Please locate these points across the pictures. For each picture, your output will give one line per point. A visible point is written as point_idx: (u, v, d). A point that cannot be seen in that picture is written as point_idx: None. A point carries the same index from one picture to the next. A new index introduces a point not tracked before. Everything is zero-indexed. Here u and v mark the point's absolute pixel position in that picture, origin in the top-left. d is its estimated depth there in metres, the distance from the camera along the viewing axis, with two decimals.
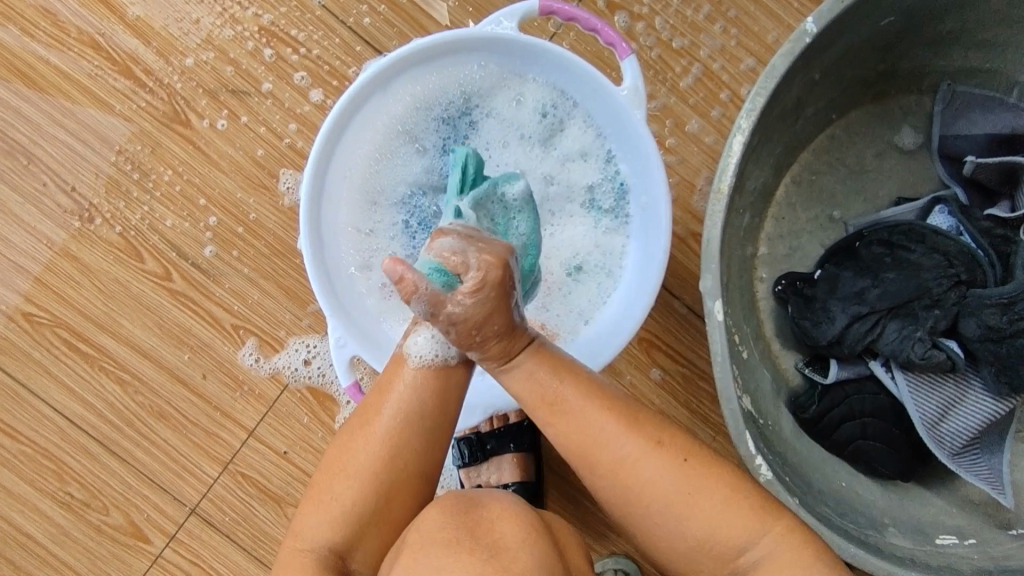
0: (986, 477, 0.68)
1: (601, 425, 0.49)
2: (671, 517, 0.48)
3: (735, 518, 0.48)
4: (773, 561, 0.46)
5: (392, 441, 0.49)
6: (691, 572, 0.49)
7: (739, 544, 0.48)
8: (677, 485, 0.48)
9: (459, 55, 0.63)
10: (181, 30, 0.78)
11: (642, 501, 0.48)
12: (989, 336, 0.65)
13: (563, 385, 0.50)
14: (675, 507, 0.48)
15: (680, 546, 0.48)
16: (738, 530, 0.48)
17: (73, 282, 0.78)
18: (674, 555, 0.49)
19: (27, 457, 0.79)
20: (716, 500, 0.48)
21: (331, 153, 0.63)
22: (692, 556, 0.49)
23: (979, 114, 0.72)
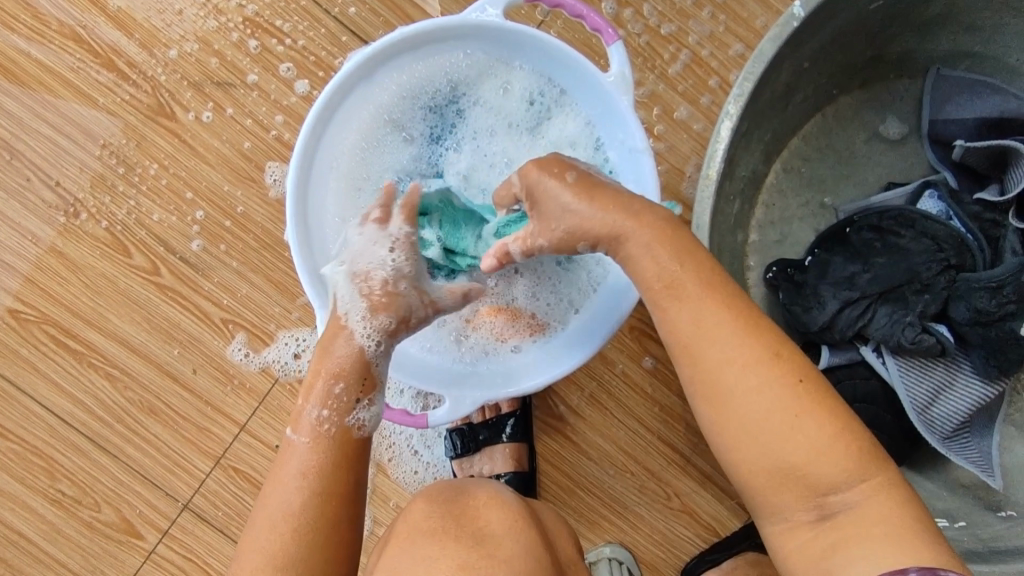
0: (976, 460, 0.68)
1: (729, 363, 0.44)
2: (787, 464, 0.43)
3: (846, 481, 0.43)
4: (874, 521, 0.43)
5: (299, 494, 0.48)
6: (790, 529, 0.45)
7: (847, 503, 0.43)
8: (800, 433, 0.43)
9: (445, 43, 0.63)
10: (164, 22, 0.77)
11: (754, 445, 0.44)
12: (978, 320, 0.65)
13: (708, 320, 0.45)
14: (791, 456, 0.43)
15: (789, 498, 0.44)
16: (845, 489, 0.43)
17: (59, 278, 0.77)
18: (774, 508, 0.45)
19: (17, 455, 0.78)
20: (839, 460, 0.43)
21: (317, 144, 0.62)
22: (794, 508, 0.44)
23: (968, 98, 0.72)
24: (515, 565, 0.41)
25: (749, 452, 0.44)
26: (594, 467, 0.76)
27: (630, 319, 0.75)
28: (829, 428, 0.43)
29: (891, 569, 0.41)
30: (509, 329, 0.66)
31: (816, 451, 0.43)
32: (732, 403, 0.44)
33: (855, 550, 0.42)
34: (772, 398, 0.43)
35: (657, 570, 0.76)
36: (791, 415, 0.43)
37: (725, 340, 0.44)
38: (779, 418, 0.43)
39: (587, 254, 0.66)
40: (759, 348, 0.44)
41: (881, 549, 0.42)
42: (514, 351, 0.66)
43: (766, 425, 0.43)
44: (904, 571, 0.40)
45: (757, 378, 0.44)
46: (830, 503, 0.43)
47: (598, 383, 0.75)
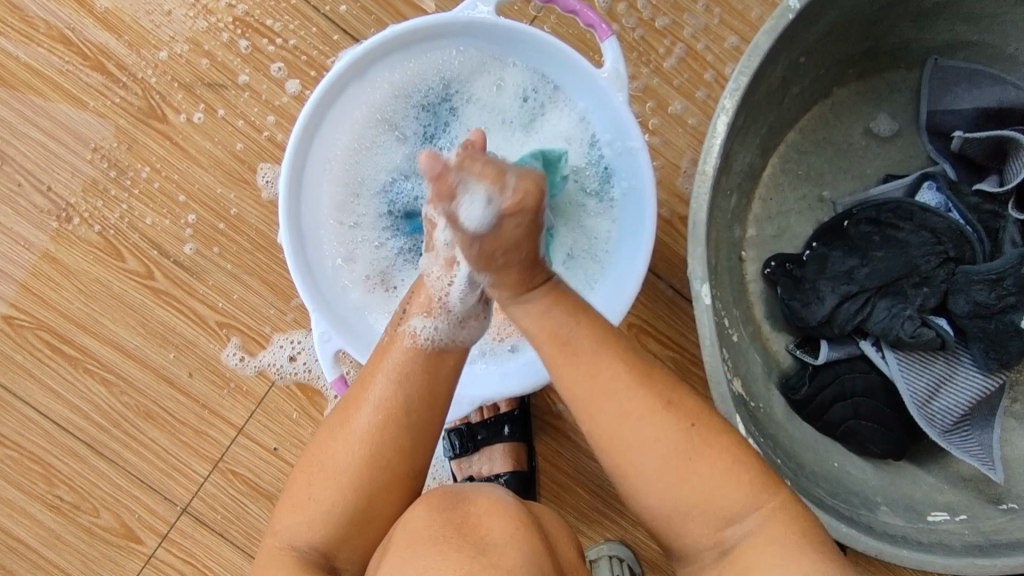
0: (977, 453, 0.68)
1: (618, 400, 0.46)
2: (684, 503, 0.45)
3: (740, 513, 0.45)
4: (766, 548, 0.44)
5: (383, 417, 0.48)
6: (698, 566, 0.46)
7: (746, 531, 0.45)
8: (701, 470, 0.45)
9: (437, 41, 0.62)
10: (153, 23, 0.76)
11: (661, 489, 0.45)
12: (978, 313, 0.65)
13: (603, 368, 0.47)
14: (687, 497, 0.45)
15: (694, 532, 0.46)
16: (744, 517, 0.45)
17: (53, 283, 0.77)
18: (683, 545, 0.46)
19: (15, 462, 0.78)
20: (735, 493, 0.45)
21: (308, 146, 0.62)
22: (697, 539, 0.46)
23: (966, 89, 0.71)
24: (518, 575, 0.40)
25: (649, 494, 0.46)
26: (593, 465, 0.75)
27: (629, 317, 0.74)
28: (722, 466, 0.45)
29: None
30: (507, 328, 0.65)
31: (705, 493, 0.45)
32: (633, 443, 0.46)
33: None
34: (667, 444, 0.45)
35: (658, 566, 0.76)
36: (684, 454, 0.45)
37: (612, 390, 0.46)
38: (673, 461, 0.45)
39: (586, 250, 0.66)
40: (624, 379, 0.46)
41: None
42: (512, 351, 0.65)
43: (664, 466, 0.45)
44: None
45: (660, 420, 0.46)
46: (728, 536, 0.45)
47: None
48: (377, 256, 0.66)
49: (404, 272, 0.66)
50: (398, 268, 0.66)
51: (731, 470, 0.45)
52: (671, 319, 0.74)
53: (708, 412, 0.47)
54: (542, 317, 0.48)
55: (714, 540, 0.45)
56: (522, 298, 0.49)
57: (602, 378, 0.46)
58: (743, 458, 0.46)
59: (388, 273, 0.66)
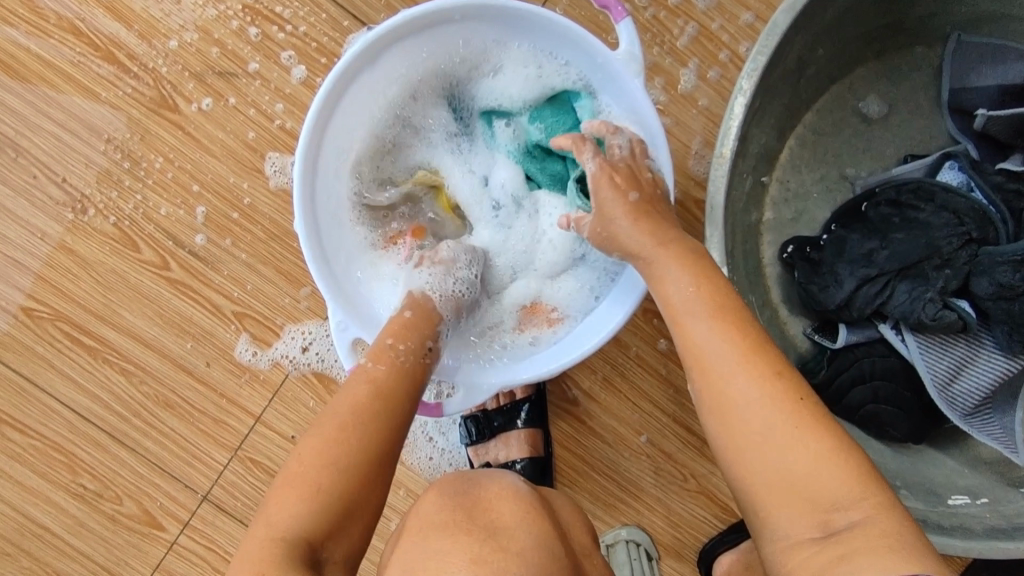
0: (999, 436, 0.66)
1: (742, 373, 0.44)
2: (785, 476, 0.41)
3: (845, 497, 0.40)
4: (875, 539, 0.38)
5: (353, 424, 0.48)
6: (793, 550, 0.41)
7: (852, 522, 0.39)
8: (801, 440, 0.41)
9: (448, 27, 0.61)
10: (163, 12, 0.76)
11: (775, 458, 0.42)
12: (1002, 294, 0.63)
13: (724, 342, 0.45)
14: (791, 468, 0.41)
15: (790, 518, 0.41)
16: (847, 501, 0.40)
17: (71, 275, 0.77)
18: (777, 528, 0.42)
19: (38, 451, 0.79)
20: (841, 473, 0.40)
21: (321, 138, 0.60)
22: (796, 528, 0.41)
23: (990, 65, 0.69)
24: (527, 558, 0.40)
25: (756, 466, 0.42)
26: (608, 450, 0.75)
27: (644, 303, 0.74)
28: (819, 449, 0.41)
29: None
30: (529, 320, 0.66)
31: (811, 469, 0.41)
32: (743, 404, 0.43)
33: (861, 563, 0.37)
34: (774, 405, 0.42)
35: (676, 551, 0.76)
36: (793, 426, 0.42)
37: (726, 356, 0.45)
38: (779, 432, 0.42)
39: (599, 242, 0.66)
40: (766, 352, 0.44)
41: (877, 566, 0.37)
42: (532, 341, 0.65)
43: (767, 439, 0.42)
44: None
45: (764, 388, 0.43)
46: (834, 521, 0.40)
47: (612, 367, 0.75)
48: None
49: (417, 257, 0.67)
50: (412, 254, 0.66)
51: (836, 453, 0.41)
52: None
53: None
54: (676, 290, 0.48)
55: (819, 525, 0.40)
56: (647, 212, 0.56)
57: (704, 345, 0.45)
58: (841, 443, 0.41)
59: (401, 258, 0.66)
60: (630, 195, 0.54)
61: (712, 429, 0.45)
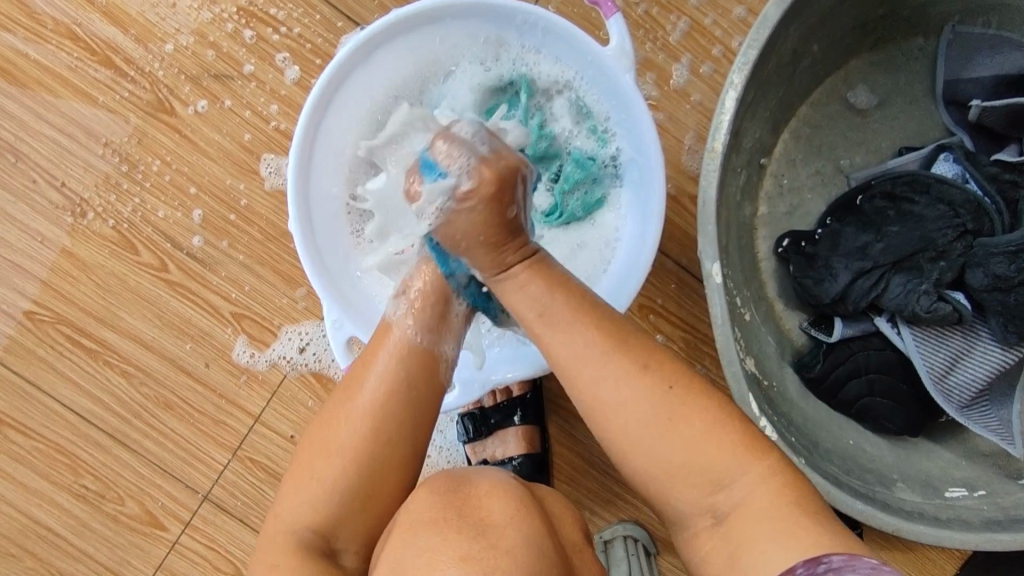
0: (996, 428, 0.66)
1: (619, 389, 0.46)
2: (671, 467, 0.46)
3: (730, 478, 0.45)
4: (769, 520, 0.43)
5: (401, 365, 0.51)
6: (694, 537, 0.47)
7: (737, 501, 0.45)
8: (679, 437, 0.45)
9: (432, 27, 0.62)
10: (159, 16, 0.76)
11: (657, 460, 0.46)
12: (997, 286, 0.63)
13: (589, 350, 0.47)
14: (675, 456, 0.46)
15: (685, 501, 0.46)
16: (734, 481, 0.45)
17: (71, 278, 0.78)
18: (676, 517, 0.47)
19: (41, 453, 0.80)
20: (723, 456, 0.45)
21: (312, 145, 0.62)
22: (692, 510, 0.46)
23: (987, 55, 0.69)
24: (517, 555, 0.41)
25: (644, 469, 0.46)
26: (605, 446, 0.76)
27: (640, 299, 0.74)
28: (701, 429, 0.45)
29: (789, 565, 0.40)
30: None
31: (701, 459, 0.45)
32: (622, 420, 0.46)
33: (756, 547, 0.43)
34: (645, 411, 0.46)
35: (674, 547, 0.76)
36: (667, 421, 0.45)
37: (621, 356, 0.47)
38: (654, 428, 0.45)
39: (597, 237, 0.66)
40: (637, 352, 0.47)
41: (774, 548, 0.42)
42: None
43: (648, 437, 0.46)
44: (793, 568, 0.40)
45: (637, 394, 0.46)
46: (722, 505, 0.45)
47: None
48: None
49: None
50: None
51: (736, 447, 0.45)
52: (682, 299, 0.74)
53: (698, 384, 0.47)
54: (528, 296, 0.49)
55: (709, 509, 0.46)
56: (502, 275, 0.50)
57: (571, 361, 0.48)
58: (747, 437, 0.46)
59: None
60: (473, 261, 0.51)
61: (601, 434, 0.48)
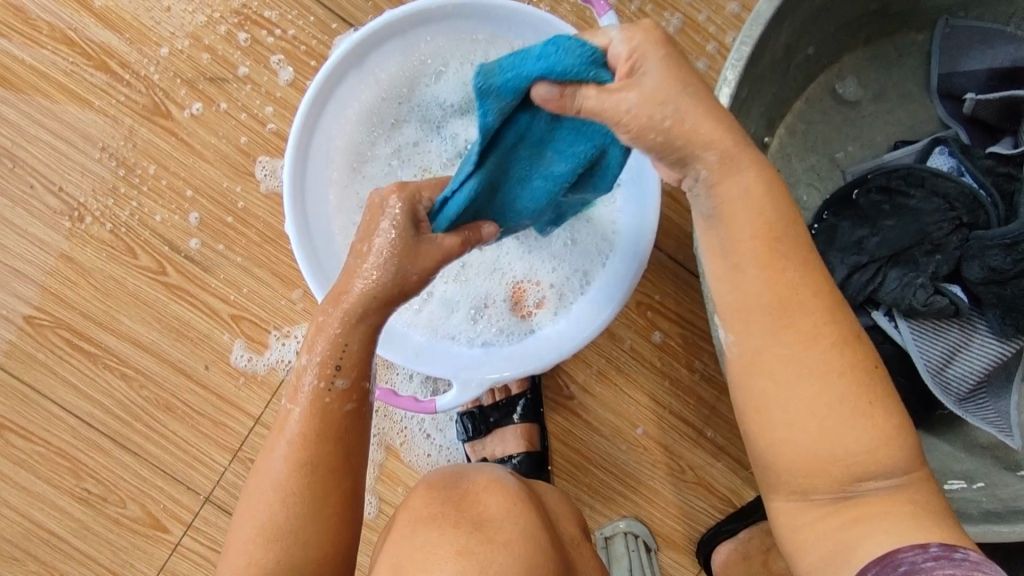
0: (994, 420, 0.66)
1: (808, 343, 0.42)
2: (834, 448, 0.41)
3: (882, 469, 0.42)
4: (902, 506, 0.41)
5: (314, 428, 0.45)
6: (806, 509, 0.43)
7: (879, 488, 0.42)
8: (853, 423, 0.41)
9: (420, 27, 0.62)
10: (154, 20, 0.76)
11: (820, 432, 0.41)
12: (992, 278, 0.63)
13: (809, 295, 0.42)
14: (835, 438, 0.41)
15: (819, 483, 0.42)
16: (886, 475, 0.42)
17: (70, 283, 0.78)
18: (799, 489, 0.43)
19: (42, 457, 0.80)
20: (889, 450, 0.41)
21: (307, 150, 0.62)
22: (820, 491, 0.42)
23: (981, 49, 0.69)
24: (513, 549, 0.41)
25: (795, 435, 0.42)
26: (605, 443, 0.76)
27: (638, 296, 0.74)
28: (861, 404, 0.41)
29: (913, 543, 0.39)
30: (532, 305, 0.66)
31: (859, 441, 0.41)
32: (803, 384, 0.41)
33: (880, 535, 0.41)
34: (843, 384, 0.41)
35: (675, 543, 0.76)
36: (859, 402, 0.41)
37: (809, 311, 0.42)
38: (839, 409, 0.41)
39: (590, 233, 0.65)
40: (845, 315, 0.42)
41: (901, 530, 0.40)
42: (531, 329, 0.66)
43: (816, 411, 0.41)
44: (926, 545, 0.39)
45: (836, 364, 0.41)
46: (863, 489, 0.42)
47: (607, 360, 0.75)
48: None
49: None
50: None
51: (886, 435, 0.41)
52: (680, 295, 0.74)
53: None
54: (755, 224, 0.42)
55: (839, 491, 0.42)
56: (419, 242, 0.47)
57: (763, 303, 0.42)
58: (888, 417, 0.42)
59: None
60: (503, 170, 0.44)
61: (759, 388, 0.43)
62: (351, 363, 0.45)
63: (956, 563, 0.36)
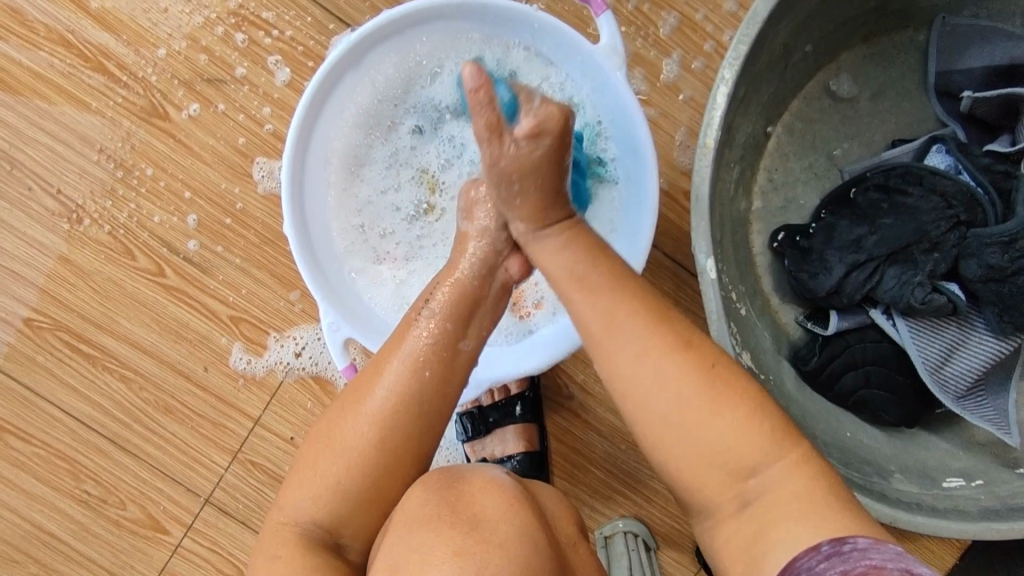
0: (993, 418, 0.66)
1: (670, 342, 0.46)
2: (698, 444, 0.44)
3: (761, 461, 0.44)
4: (790, 502, 0.43)
5: (391, 408, 0.50)
6: (716, 517, 0.45)
7: (765, 487, 0.44)
8: (727, 415, 0.44)
9: (416, 27, 0.62)
10: (151, 21, 0.76)
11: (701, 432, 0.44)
12: (991, 276, 0.63)
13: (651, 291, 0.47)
14: (696, 437, 0.44)
15: (710, 484, 0.45)
16: (767, 466, 0.44)
17: (69, 285, 0.78)
18: (703, 500, 0.45)
19: (42, 460, 0.80)
20: (758, 440, 0.44)
21: (304, 153, 0.62)
22: (717, 497, 0.45)
23: (978, 46, 0.69)
24: (509, 551, 0.41)
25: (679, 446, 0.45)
26: (604, 442, 0.76)
27: None
28: (733, 411, 0.44)
29: (807, 548, 0.40)
30: (524, 306, 0.67)
31: (729, 441, 0.44)
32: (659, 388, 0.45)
33: (784, 527, 0.42)
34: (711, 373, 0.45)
35: (674, 541, 0.76)
36: (705, 399, 0.44)
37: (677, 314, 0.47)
38: (693, 406, 0.44)
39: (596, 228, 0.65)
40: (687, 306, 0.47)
41: (796, 531, 0.41)
42: (530, 330, 0.66)
43: (679, 411, 0.44)
44: (817, 547, 0.40)
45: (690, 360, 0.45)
46: (749, 487, 0.44)
47: None
48: (386, 241, 0.67)
49: (409, 251, 0.68)
50: (408, 248, 0.68)
51: (754, 422, 0.44)
52: (679, 294, 0.74)
53: None
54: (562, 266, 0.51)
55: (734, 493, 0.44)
56: (537, 234, 0.53)
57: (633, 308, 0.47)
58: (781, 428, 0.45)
59: (394, 253, 0.67)
60: (547, 143, 0.50)
61: (636, 386, 0.47)
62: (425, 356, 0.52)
63: (844, 558, 0.38)
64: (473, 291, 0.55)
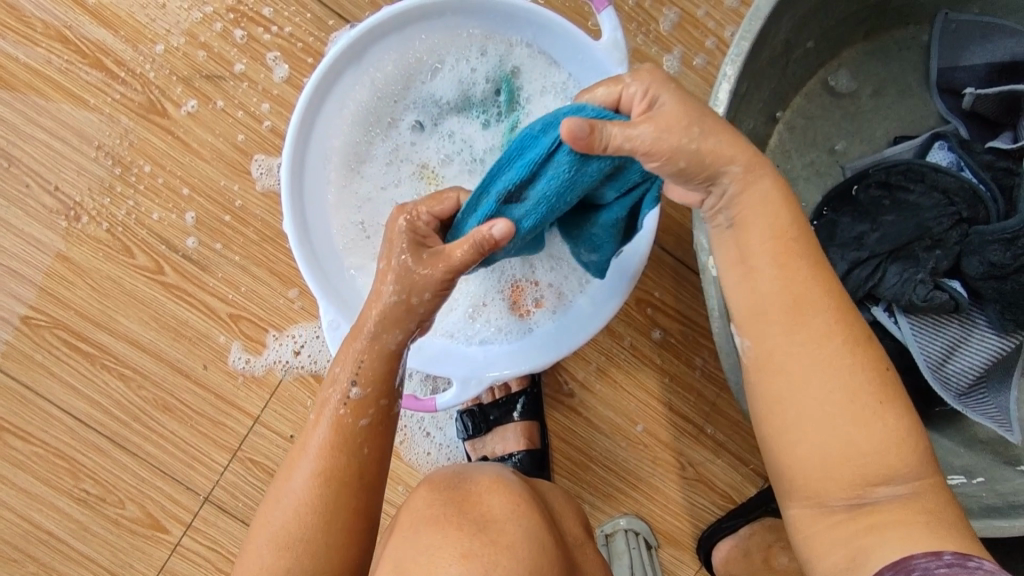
0: (995, 416, 0.66)
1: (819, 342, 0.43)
2: (838, 448, 0.43)
3: (889, 467, 0.42)
4: (915, 512, 0.42)
5: (333, 441, 0.47)
6: (823, 515, 0.44)
7: (894, 493, 0.43)
8: (862, 424, 0.42)
9: (415, 23, 0.61)
10: (149, 17, 0.76)
11: (835, 429, 0.43)
12: (992, 273, 0.63)
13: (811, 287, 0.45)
14: (849, 440, 0.43)
15: (832, 486, 0.43)
16: (893, 472, 0.42)
17: (67, 282, 0.78)
18: (812, 492, 0.44)
19: (40, 458, 0.80)
20: (889, 450, 0.42)
21: (304, 150, 0.62)
22: (834, 496, 0.43)
23: (980, 42, 0.69)
24: (517, 551, 0.41)
25: (806, 440, 0.43)
26: (605, 440, 0.76)
27: (637, 292, 0.74)
28: (870, 406, 0.43)
29: (926, 551, 0.40)
30: (525, 304, 0.65)
31: (871, 442, 0.42)
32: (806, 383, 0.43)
33: (892, 534, 0.41)
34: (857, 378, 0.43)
35: (676, 540, 0.76)
36: (863, 403, 0.43)
37: (821, 311, 0.44)
38: (847, 409, 0.43)
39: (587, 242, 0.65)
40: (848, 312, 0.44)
41: (918, 537, 0.41)
42: (530, 328, 0.65)
43: (834, 410, 0.43)
44: (939, 553, 0.39)
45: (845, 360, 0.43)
46: (874, 491, 0.43)
47: (607, 358, 0.75)
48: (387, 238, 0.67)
49: None
50: None
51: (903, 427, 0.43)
52: (680, 292, 0.74)
53: None
54: (758, 233, 0.46)
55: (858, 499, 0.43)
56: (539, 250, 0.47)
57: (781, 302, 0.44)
58: (911, 425, 0.43)
59: None
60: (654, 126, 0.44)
61: (767, 386, 0.45)
62: (376, 378, 0.48)
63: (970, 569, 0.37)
64: (391, 359, 0.48)
